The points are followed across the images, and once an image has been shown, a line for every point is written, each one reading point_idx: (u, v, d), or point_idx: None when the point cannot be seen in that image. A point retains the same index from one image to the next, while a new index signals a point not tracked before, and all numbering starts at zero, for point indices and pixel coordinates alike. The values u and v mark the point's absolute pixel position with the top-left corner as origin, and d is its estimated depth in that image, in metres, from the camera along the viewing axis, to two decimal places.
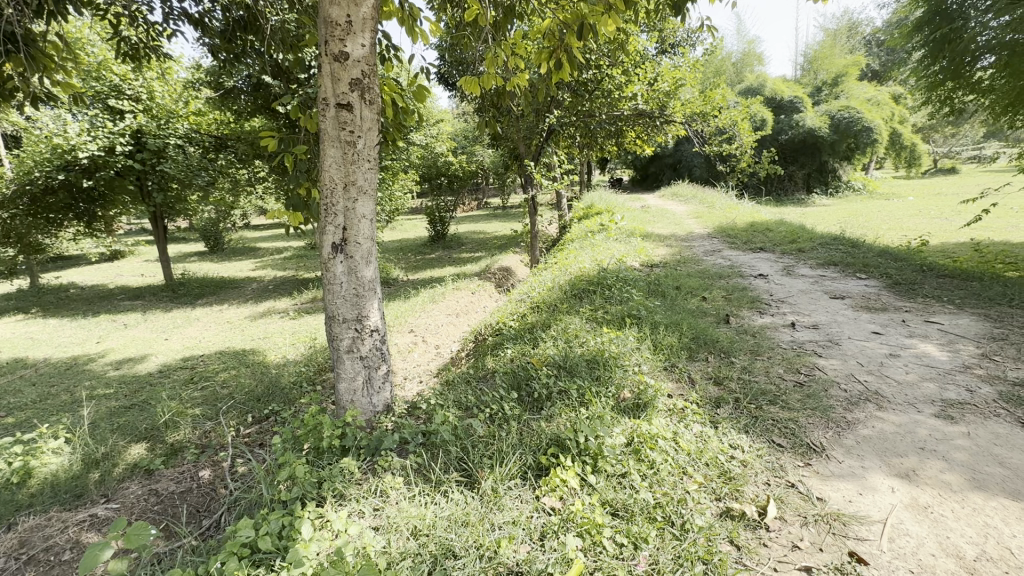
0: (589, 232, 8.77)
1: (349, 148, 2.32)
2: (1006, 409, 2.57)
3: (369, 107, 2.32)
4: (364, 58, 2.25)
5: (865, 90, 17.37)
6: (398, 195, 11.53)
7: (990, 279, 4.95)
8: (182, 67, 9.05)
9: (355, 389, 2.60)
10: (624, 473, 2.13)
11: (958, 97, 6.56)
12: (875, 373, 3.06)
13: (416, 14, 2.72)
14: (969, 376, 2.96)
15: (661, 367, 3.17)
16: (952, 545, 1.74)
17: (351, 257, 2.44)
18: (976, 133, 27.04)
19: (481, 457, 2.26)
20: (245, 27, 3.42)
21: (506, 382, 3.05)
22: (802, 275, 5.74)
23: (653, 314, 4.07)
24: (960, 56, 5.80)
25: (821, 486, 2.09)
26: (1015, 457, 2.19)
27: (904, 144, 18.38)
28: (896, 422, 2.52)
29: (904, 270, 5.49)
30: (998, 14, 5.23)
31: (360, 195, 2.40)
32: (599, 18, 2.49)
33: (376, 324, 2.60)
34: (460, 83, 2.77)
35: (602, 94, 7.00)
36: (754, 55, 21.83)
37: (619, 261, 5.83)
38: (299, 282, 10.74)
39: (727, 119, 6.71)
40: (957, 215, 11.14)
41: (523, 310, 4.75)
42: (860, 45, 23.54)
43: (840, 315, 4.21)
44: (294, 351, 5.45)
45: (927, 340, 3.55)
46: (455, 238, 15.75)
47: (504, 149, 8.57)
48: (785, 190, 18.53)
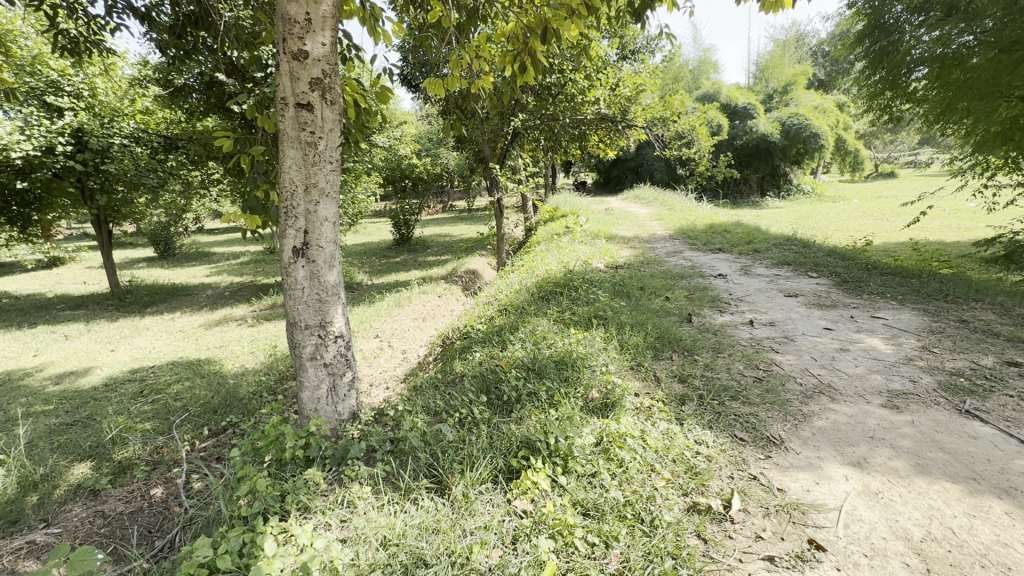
0: (554, 235, 8.84)
1: (309, 149, 2.25)
2: (945, 398, 2.75)
3: (330, 107, 2.26)
4: (325, 57, 2.19)
5: (812, 98, 18.30)
6: (362, 198, 11.30)
7: (928, 275, 5.29)
8: (127, 63, 8.61)
9: (319, 397, 2.51)
10: (594, 472, 2.15)
11: (895, 106, 7.00)
12: (828, 368, 3.22)
13: (378, 13, 2.68)
14: (912, 368, 3.15)
15: (627, 366, 3.23)
16: (900, 527, 1.85)
17: (313, 262, 2.37)
18: (911, 140, 29.06)
19: (451, 462, 2.22)
20: (196, 23, 3.27)
21: (474, 386, 3.02)
22: (759, 275, 5.97)
23: (619, 314, 4.15)
24: (897, 67, 6.21)
25: (781, 477, 2.17)
26: (954, 442, 2.34)
27: (848, 150, 19.48)
28: (847, 413, 2.65)
29: (851, 269, 5.80)
30: (930, 30, 5.63)
31: (322, 197, 2.33)
32: (563, 24, 2.52)
33: (340, 330, 2.53)
34: (423, 85, 2.74)
35: (565, 98, 7.03)
36: (710, 62, 22.62)
37: (585, 263, 5.89)
38: (258, 288, 10.36)
39: (686, 125, 6.90)
40: (897, 216, 11.90)
41: (491, 313, 4.75)
42: (807, 56, 24.79)
43: (794, 312, 4.41)
44: (254, 360, 5.24)
45: (873, 335, 3.76)
46: (420, 242, 15.56)
47: (469, 152, 8.56)
48: (741, 193, 19.27)
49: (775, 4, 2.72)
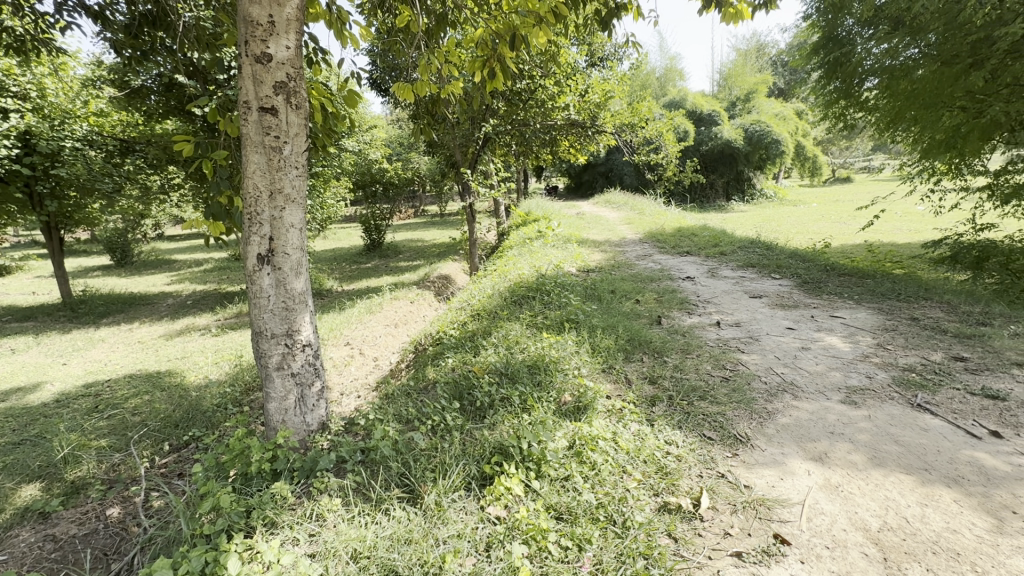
0: (527, 239, 8.89)
1: (274, 154, 2.19)
2: (899, 392, 2.89)
3: (295, 111, 2.22)
4: (289, 61, 2.15)
5: (773, 106, 19.00)
6: (331, 203, 11.09)
7: (881, 276, 5.55)
8: (79, 63, 8.22)
9: (286, 408, 2.43)
10: (567, 476, 2.17)
11: (849, 115, 7.35)
12: (790, 366, 3.33)
13: (345, 17, 2.65)
14: (869, 364, 3.29)
15: (599, 369, 3.26)
16: (859, 519, 1.92)
17: (279, 269, 2.31)
18: (864, 147, 30.56)
19: (423, 470, 2.20)
20: (154, 23, 3.16)
21: (447, 393, 2.99)
22: (724, 277, 6.15)
23: (591, 317, 4.19)
24: (851, 77, 6.57)
25: (747, 474, 2.23)
26: (908, 435, 2.45)
27: (807, 155, 20.28)
28: (809, 410, 2.75)
29: (811, 270, 6.03)
30: (879, 42, 5.96)
31: (288, 203, 2.28)
32: (531, 31, 2.55)
33: (308, 338, 2.47)
34: (392, 90, 2.71)
35: (536, 103, 7.11)
36: (676, 70, 23.22)
37: (556, 268, 5.94)
38: (222, 297, 10.02)
39: (654, 131, 7.25)
40: (853, 219, 12.44)
41: (463, 318, 4.73)
42: (767, 66, 25.75)
43: (758, 313, 4.56)
44: (218, 371, 5.07)
45: (832, 333, 3.92)
46: (392, 248, 15.39)
47: (440, 156, 8.52)
48: (707, 198, 19.78)
49: (734, 15, 2.84)
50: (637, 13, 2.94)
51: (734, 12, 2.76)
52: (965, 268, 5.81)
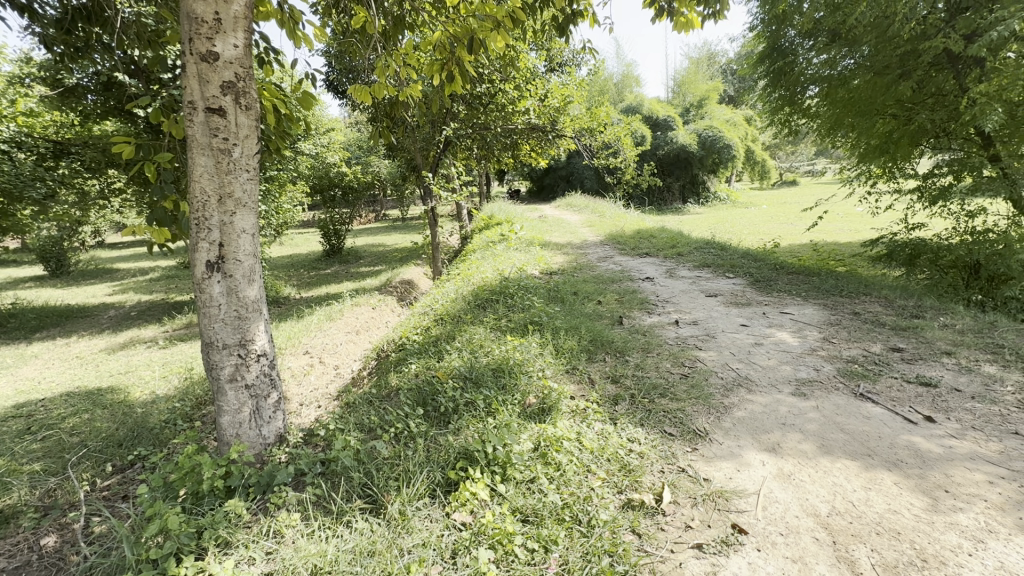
0: (489, 243, 8.88)
1: (223, 156, 2.10)
2: (844, 383, 3.06)
3: (245, 112, 2.13)
4: (237, 59, 2.07)
5: (724, 112, 19.80)
6: (288, 208, 10.74)
7: (826, 273, 5.86)
8: (4, 59, 7.64)
9: (240, 422, 2.32)
10: (532, 478, 2.17)
11: (793, 121, 7.75)
12: (744, 361, 3.47)
13: (298, 17, 2.58)
14: (816, 357, 3.47)
15: (563, 370, 3.29)
16: (810, 504, 2.02)
17: (230, 277, 2.20)
18: (808, 151, 32.37)
19: (386, 479, 2.15)
20: (89, 18, 2.96)
21: (410, 400, 2.93)
22: (682, 277, 6.33)
23: (554, 319, 4.23)
24: (794, 86, 7.05)
25: (706, 467, 2.30)
26: (852, 423, 2.60)
27: (756, 159, 21.23)
28: (763, 403, 2.87)
29: (763, 269, 6.31)
30: (819, 53, 6.40)
31: (239, 207, 2.19)
32: (488, 35, 2.55)
33: (263, 348, 2.37)
34: (348, 92, 2.64)
35: (496, 108, 7.08)
36: (633, 77, 23.87)
37: (520, 271, 5.97)
38: (170, 307, 9.50)
39: (612, 135, 7.34)
40: (799, 220, 13.11)
41: (427, 323, 4.67)
42: (718, 73, 26.83)
43: (714, 311, 4.72)
44: (166, 386, 4.79)
45: (782, 329, 4.11)
46: (353, 254, 15.09)
47: (401, 160, 8.40)
48: (665, 200, 20.33)
49: (685, 24, 2.96)
50: (592, 20, 3.02)
51: (684, 22, 2.87)
52: (900, 265, 6.21)
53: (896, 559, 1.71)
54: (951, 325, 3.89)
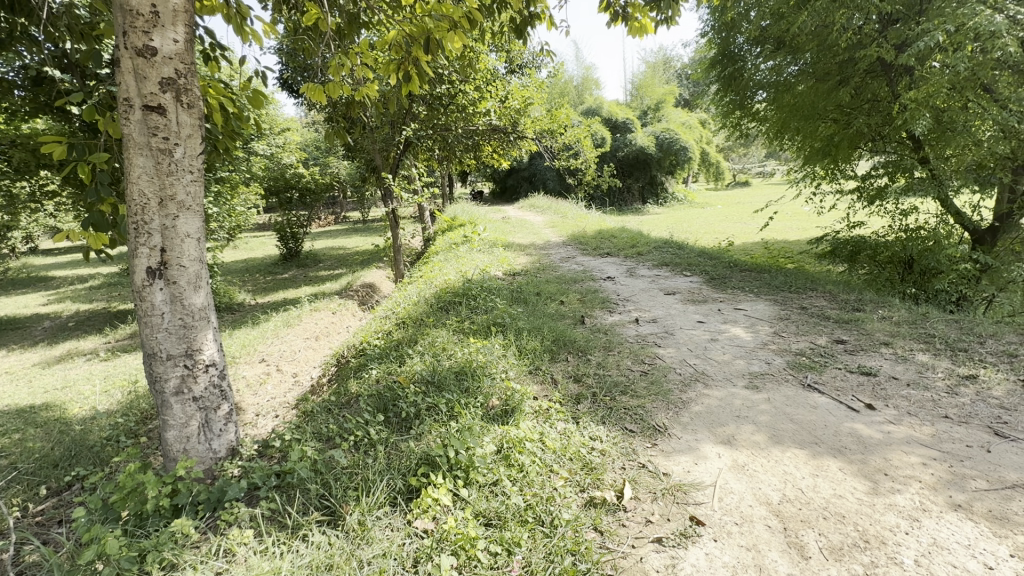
0: (452, 245, 8.82)
1: (164, 156, 1.99)
2: (793, 374, 3.20)
3: (187, 110, 2.03)
4: (177, 55, 1.96)
5: (680, 115, 20.45)
6: (241, 210, 10.33)
7: (777, 270, 6.12)
8: None
9: (187, 436, 2.20)
10: (495, 481, 2.16)
11: (744, 124, 8.11)
12: (701, 357, 3.57)
13: (245, 12, 2.46)
14: (767, 351, 3.61)
15: (526, 371, 3.30)
16: (763, 493, 2.09)
17: (174, 283, 2.08)
18: (758, 152, 33.88)
19: (344, 490, 2.09)
20: (13, 7, 2.74)
21: (371, 406, 2.87)
22: (642, 275, 6.47)
23: (517, 320, 4.24)
24: (744, 91, 7.38)
25: (665, 462, 2.35)
26: (800, 413, 2.72)
27: (711, 161, 21.98)
28: (719, 396, 2.96)
29: (718, 267, 6.52)
30: (766, 60, 6.72)
31: (182, 210, 2.07)
32: (445, 36, 2.50)
33: (212, 358, 2.26)
34: (301, 90, 2.54)
35: (456, 108, 7.07)
36: (592, 80, 24.30)
37: (483, 272, 5.96)
38: (112, 317, 8.95)
39: (572, 137, 7.44)
40: (752, 220, 13.66)
41: (388, 327, 4.58)
42: (674, 78, 27.69)
43: (673, 308, 4.85)
44: (108, 401, 4.50)
45: (736, 324, 4.26)
46: (311, 258, 14.68)
47: (360, 161, 8.23)
48: (626, 202, 20.38)
49: (639, 29, 3.02)
50: (550, 23, 3.05)
51: (639, 26, 2.93)
52: (843, 261, 6.53)
53: (841, 541, 1.80)
54: (889, 317, 4.14)
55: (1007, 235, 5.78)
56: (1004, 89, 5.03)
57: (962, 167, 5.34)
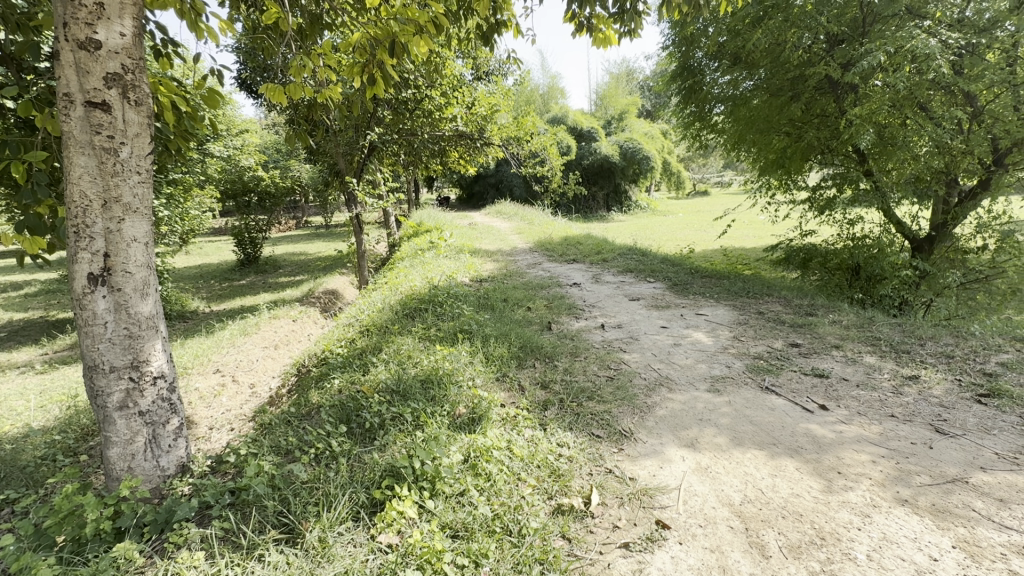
0: (418, 251, 8.72)
1: (108, 156, 1.87)
2: (752, 377, 3.31)
3: (134, 108, 1.92)
4: (124, 49, 1.86)
5: (642, 126, 21.05)
6: (196, 213, 9.89)
7: (735, 276, 6.34)
8: None
9: (132, 453, 2.06)
10: (462, 491, 2.12)
11: (703, 135, 8.43)
12: (665, 361, 3.65)
13: (200, 8, 2.32)
14: (727, 355, 3.72)
15: (493, 378, 3.27)
16: (725, 495, 2.14)
17: (118, 291, 1.95)
18: (716, 163, 35.19)
19: (304, 505, 2.01)
20: None
21: (332, 417, 2.77)
22: (607, 281, 6.57)
23: (484, 327, 4.22)
24: (703, 104, 7.67)
25: (632, 467, 2.38)
26: (759, 415, 2.81)
27: (673, 171, 22.64)
28: (682, 400, 3.03)
29: (680, 273, 6.70)
30: (724, 74, 7.00)
31: (127, 213, 1.95)
32: (411, 39, 2.45)
33: (160, 369, 2.13)
34: (260, 91, 2.40)
35: (422, 113, 6.91)
36: (558, 89, 24.67)
37: (449, 278, 5.92)
38: (50, 327, 8.35)
39: (538, 145, 7.62)
40: (712, 228, 14.17)
41: (351, 334, 4.46)
42: (636, 89, 28.46)
43: (637, 314, 4.94)
44: (44, 418, 4.18)
45: (698, 329, 4.37)
46: (271, 263, 14.22)
47: (323, 164, 8.02)
48: (590, 209, 20.78)
49: (603, 40, 3.08)
50: (516, 31, 3.08)
51: (603, 38, 2.99)
52: (795, 268, 6.83)
53: (799, 539, 1.86)
54: (839, 321, 4.35)
55: (943, 244, 6.15)
56: (938, 108, 5.40)
57: (903, 180, 5.72)
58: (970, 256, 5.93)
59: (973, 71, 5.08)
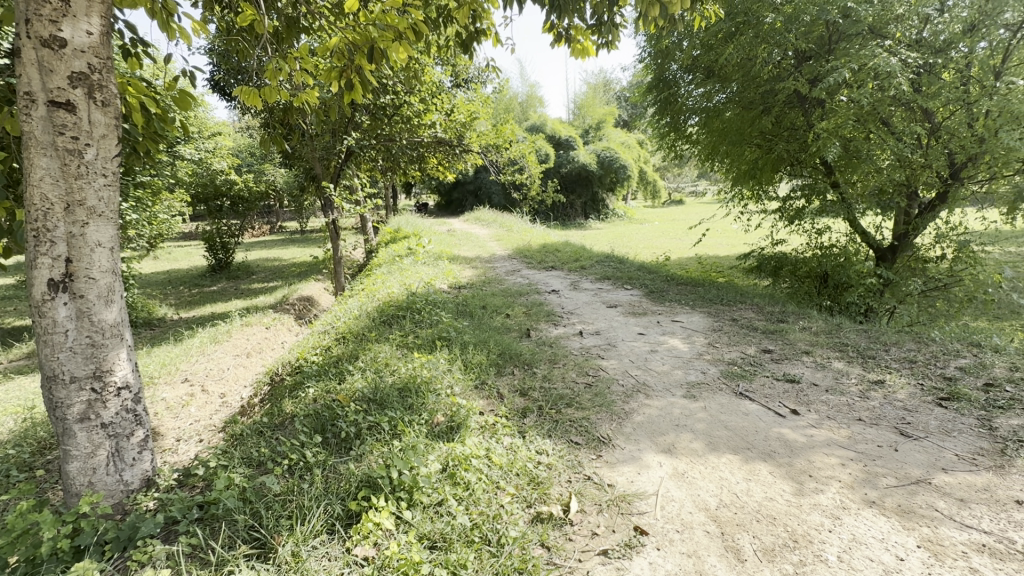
0: (396, 257, 8.65)
1: (72, 157, 1.80)
2: (726, 383, 3.37)
3: (100, 108, 1.85)
4: (91, 48, 1.80)
5: (619, 135, 21.44)
6: (165, 218, 9.59)
7: (710, 284, 6.47)
8: None
9: (93, 467, 1.97)
10: (440, 500, 2.10)
11: (678, 146, 8.63)
12: (642, 368, 3.69)
13: (172, 8, 2.26)
14: (702, 361, 3.79)
15: (471, 386, 3.25)
16: (701, 500, 2.17)
17: (81, 298, 1.87)
18: (691, 173, 36.02)
19: (277, 519, 1.95)
20: None
21: (307, 427, 2.71)
22: (585, 289, 6.63)
23: (463, 334, 4.20)
24: (678, 115, 7.85)
25: (610, 473, 2.39)
26: (733, 420, 2.86)
27: (649, 180, 23.07)
28: (659, 406, 3.06)
29: (656, 280, 6.80)
30: (698, 86, 7.20)
31: (92, 217, 1.87)
32: (390, 46, 2.44)
33: (125, 379, 2.05)
34: (234, 93, 2.35)
35: (401, 120, 6.95)
36: (536, 98, 24.94)
37: (427, 285, 5.87)
38: (5, 335, 7.94)
39: (517, 152, 7.47)
40: (687, 236, 14.47)
41: (327, 342, 4.37)
42: (614, 100, 29.00)
43: (614, 321, 4.99)
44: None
45: (674, 336, 4.44)
46: (244, 269, 13.88)
47: (298, 169, 7.89)
48: (568, 217, 20.96)
49: (581, 51, 3.14)
50: (495, 40, 3.10)
51: (581, 49, 3.04)
52: (767, 276, 7.04)
53: (773, 542, 1.89)
54: (808, 327, 4.47)
55: (905, 254, 6.40)
56: (899, 123, 5.64)
57: (867, 192, 5.90)
58: (931, 265, 6.15)
59: (931, 89, 5.34)
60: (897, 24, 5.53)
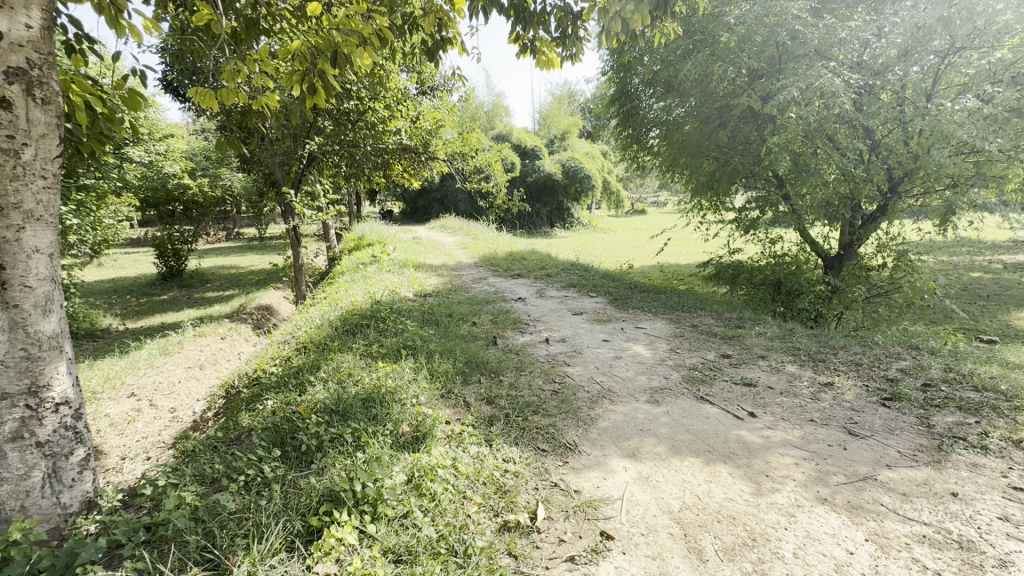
0: (359, 265, 8.48)
1: (7, 157, 1.69)
2: (688, 388, 3.46)
3: (40, 107, 1.75)
4: (30, 42, 1.69)
5: (583, 146, 21.88)
6: (111, 223, 9.08)
7: (671, 291, 6.65)
8: None
9: (26, 490, 1.83)
10: (405, 513, 2.05)
11: (640, 157, 8.88)
12: (607, 374, 3.74)
13: (121, 4, 2.15)
14: (665, 367, 3.88)
15: (437, 395, 3.21)
16: (665, 502, 2.22)
17: (14, 307, 1.74)
18: (653, 184, 37.09)
19: (232, 538, 1.86)
20: None
21: (265, 440, 2.61)
22: (551, 296, 6.69)
23: (428, 342, 4.14)
24: (640, 127, 8.09)
25: (576, 479, 2.40)
26: (695, 424, 2.94)
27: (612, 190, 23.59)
28: (624, 411, 3.12)
29: (620, 288, 6.94)
30: (659, 100, 7.44)
31: (29, 221, 1.76)
32: (354, 50, 2.40)
33: (64, 395, 1.92)
34: (189, 94, 2.26)
35: (366, 126, 6.75)
36: (502, 107, 25.17)
37: (392, 293, 5.79)
38: None
39: (483, 161, 7.56)
40: (650, 245, 14.86)
41: (287, 352, 4.23)
42: (578, 112, 29.62)
43: (580, 328, 5.05)
44: None
45: (638, 342, 4.53)
46: (198, 277, 13.29)
47: (257, 173, 7.63)
48: (534, 226, 21.14)
49: (547, 62, 3.19)
50: (461, 48, 3.12)
51: (546, 60, 3.10)
52: (725, 283, 7.29)
53: (733, 542, 1.95)
54: (764, 333, 4.66)
55: (850, 262, 6.79)
56: (843, 139, 5.99)
57: (814, 203, 6.16)
58: (873, 272, 6.50)
59: (871, 108, 5.70)
60: (840, 47, 5.84)
